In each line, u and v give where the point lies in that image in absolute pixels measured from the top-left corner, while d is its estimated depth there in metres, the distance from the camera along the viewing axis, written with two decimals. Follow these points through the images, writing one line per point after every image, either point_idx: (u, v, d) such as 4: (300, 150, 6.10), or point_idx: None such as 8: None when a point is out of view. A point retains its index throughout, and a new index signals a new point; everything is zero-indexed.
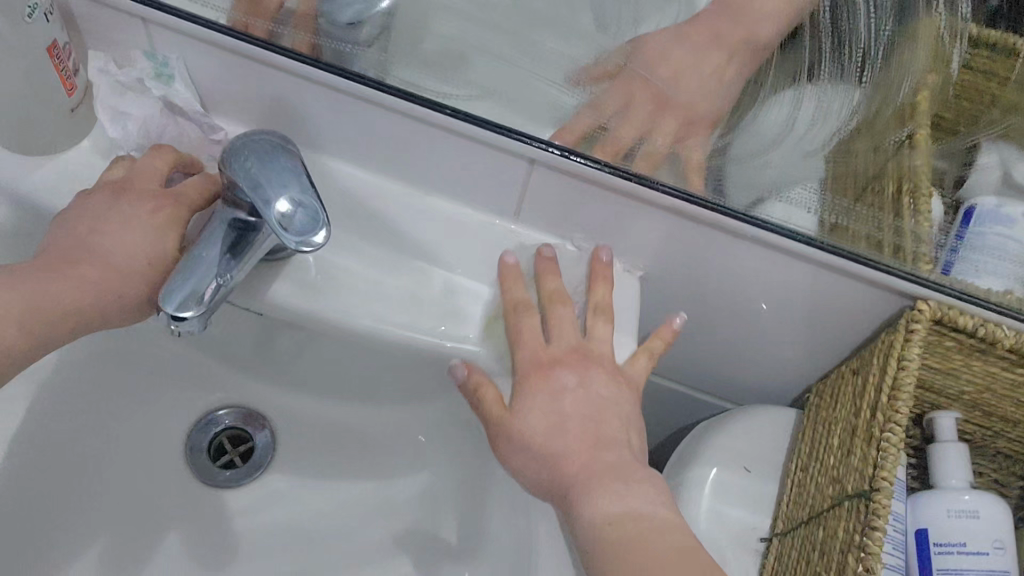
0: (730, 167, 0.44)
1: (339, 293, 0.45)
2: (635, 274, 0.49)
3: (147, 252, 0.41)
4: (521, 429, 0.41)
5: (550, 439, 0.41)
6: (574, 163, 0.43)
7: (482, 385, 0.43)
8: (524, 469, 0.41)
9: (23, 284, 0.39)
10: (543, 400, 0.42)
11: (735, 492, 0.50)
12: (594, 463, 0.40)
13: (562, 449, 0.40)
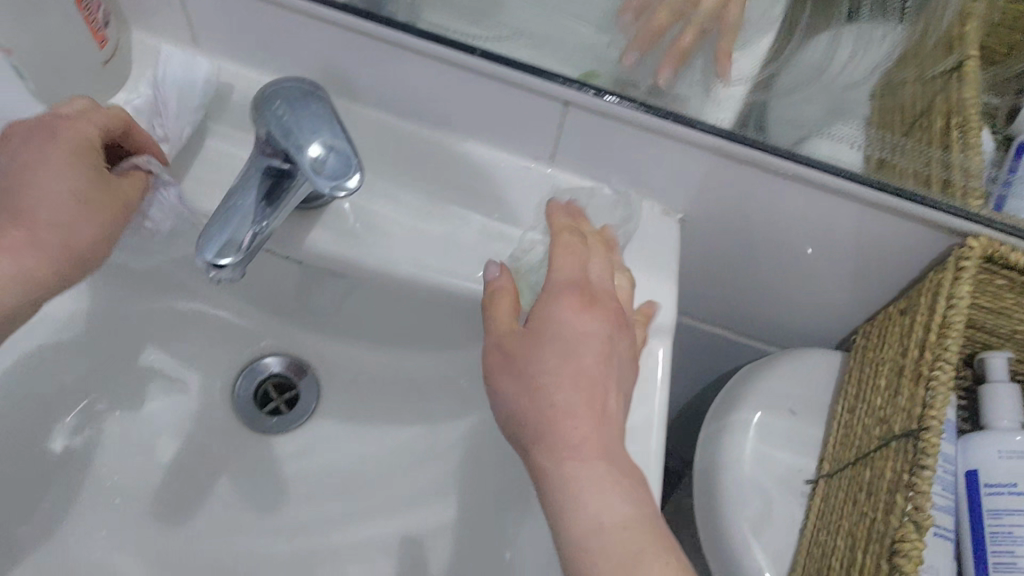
0: (769, 103, 0.44)
1: (378, 241, 0.45)
2: (674, 217, 0.49)
3: (68, 189, 0.38)
4: (523, 356, 0.37)
5: (543, 378, 0.36)
6: (609, 103, 0.42)
7: (492, 301, 0.40)
8: (510, 392, 0.36)
9: None
10: (560, 332, 0.37)
11: (779, 434, 0.50)
12: (580, 423, 0.35)
13: (560, 399, 0.35)
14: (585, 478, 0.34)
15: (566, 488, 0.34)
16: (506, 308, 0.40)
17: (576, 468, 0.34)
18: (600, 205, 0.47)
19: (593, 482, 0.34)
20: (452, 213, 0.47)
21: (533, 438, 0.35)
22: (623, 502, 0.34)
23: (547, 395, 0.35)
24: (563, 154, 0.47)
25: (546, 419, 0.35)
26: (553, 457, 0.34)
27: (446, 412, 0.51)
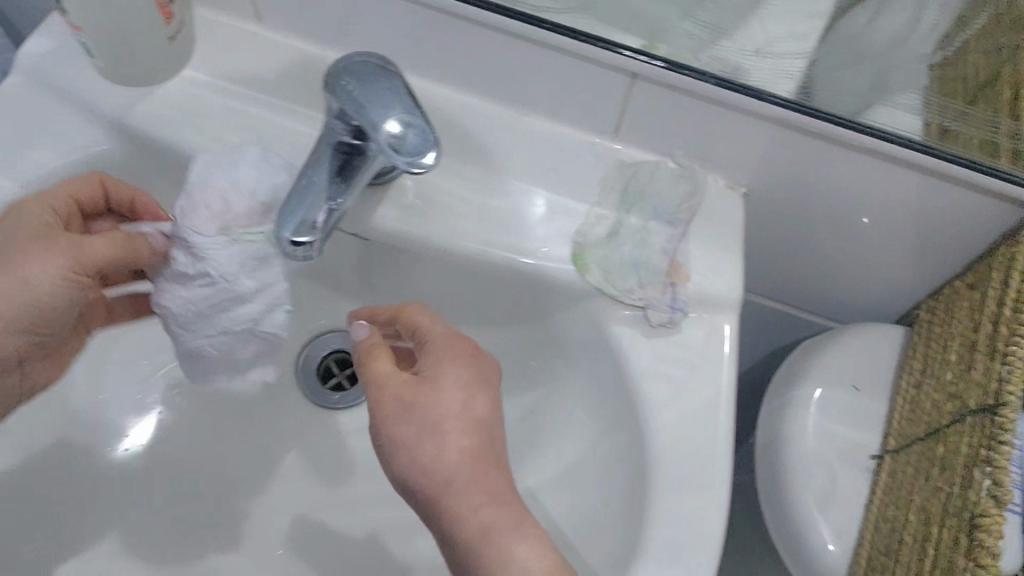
0: (825, 73, 0.44)
1: (441, 217, 0.46)
2: (737, 191, 0.48)
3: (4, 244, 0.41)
4: (424, 407, 0.37)
5: (436, 437, 0.36)
6: (680, 78, 0.42)
7: (372, 350, 0.39)
8: (403, 446, 0.37)
9: None
10: (439, 393, 0.38)
11: (841, 410, 0.50)
12: (463, 488, 0.36)
13: (449, 462, 0.36)
14: (484, 541, 0.35)
15: (476, 549, 0.35)
16: (381, 365, 0.39)
17: (476, 530, 0.35)
18: (664, 178, 0.47)
19: (498, 541, 0.35)
20: (516, 188, 0.47)
21: (435, 501, 0.36)
22: (532, 559, 0.35)
23: (436, 461, 0.36)
24: (628, 126, 0.46)
25: (438, 489, 0.36)
26: (455, 523, 0.36)
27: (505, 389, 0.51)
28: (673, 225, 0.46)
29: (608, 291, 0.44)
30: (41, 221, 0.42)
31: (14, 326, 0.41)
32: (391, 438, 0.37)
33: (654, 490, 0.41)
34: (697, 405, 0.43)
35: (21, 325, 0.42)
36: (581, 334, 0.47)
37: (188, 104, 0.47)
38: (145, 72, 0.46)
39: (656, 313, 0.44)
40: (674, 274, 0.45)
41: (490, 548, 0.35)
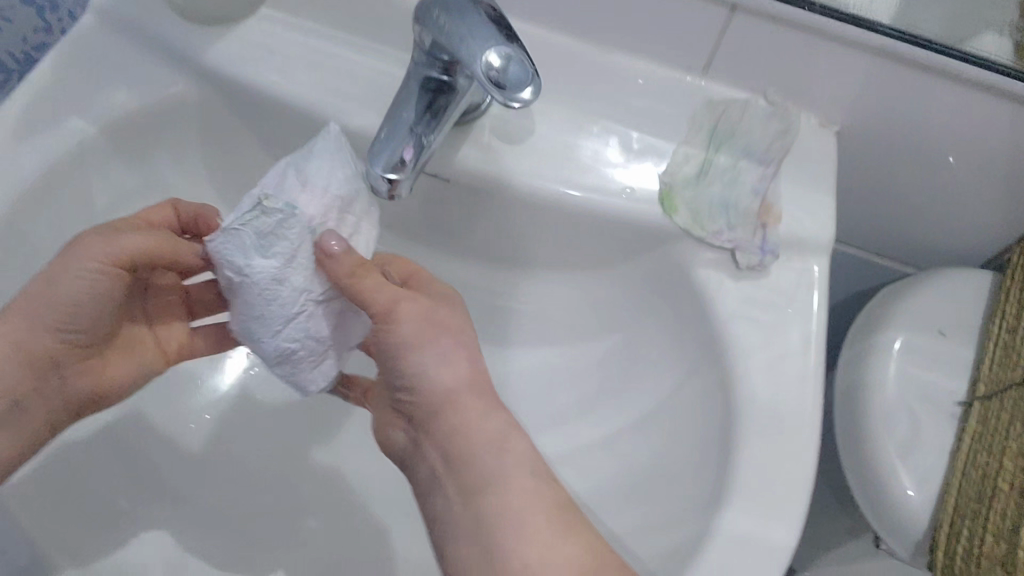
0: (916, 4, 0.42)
1: (524, 157, 0.45)
2: (828, 129, 0.47)
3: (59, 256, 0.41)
4: (444, 337, 0.40)
5: (442, 348, 0.39)
6: (776, 6, 0.40)
7: (361, 270, 0.37)
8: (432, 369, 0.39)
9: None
10: (448, 312, 0.41)
11: (925, 356, 0.48)
12: (469, 399, 0.39)
13: (454, 374, 0.39)
14: (491, 446, 0.38)
15: (486, 451, 0.38)
16: (374, 285, 0.38)
17: (480, 436, 0.38)
18: (752, 117, 0.46)
19: (505, 445, 0.38)
20: (601, 128, 0.46)
21: (443, 410, 0.39)
22: (536, 469, 0.37)
23: (445, 370, 0.39)
24: (717, 63, 0.45)
25: (449, 396, 0.39)
26: (462, 437, 0.38)
27: (578, 342, 0.50)
28: (765, 164, 0.45)
29: (696, 233, 0.44)
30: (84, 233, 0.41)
31: (47, 326, 0.40)
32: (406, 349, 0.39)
33: (743, 437, 0.39)
34: (786, 351, 0.41)
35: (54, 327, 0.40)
36: (664, 277, 0.46)
37: (264, 44, 0.46)
38: (224, 9, 0.46)
39: (745, 255, 0.43)
40: (765, 215, 0.44)
41: (500, 451, 0.38)
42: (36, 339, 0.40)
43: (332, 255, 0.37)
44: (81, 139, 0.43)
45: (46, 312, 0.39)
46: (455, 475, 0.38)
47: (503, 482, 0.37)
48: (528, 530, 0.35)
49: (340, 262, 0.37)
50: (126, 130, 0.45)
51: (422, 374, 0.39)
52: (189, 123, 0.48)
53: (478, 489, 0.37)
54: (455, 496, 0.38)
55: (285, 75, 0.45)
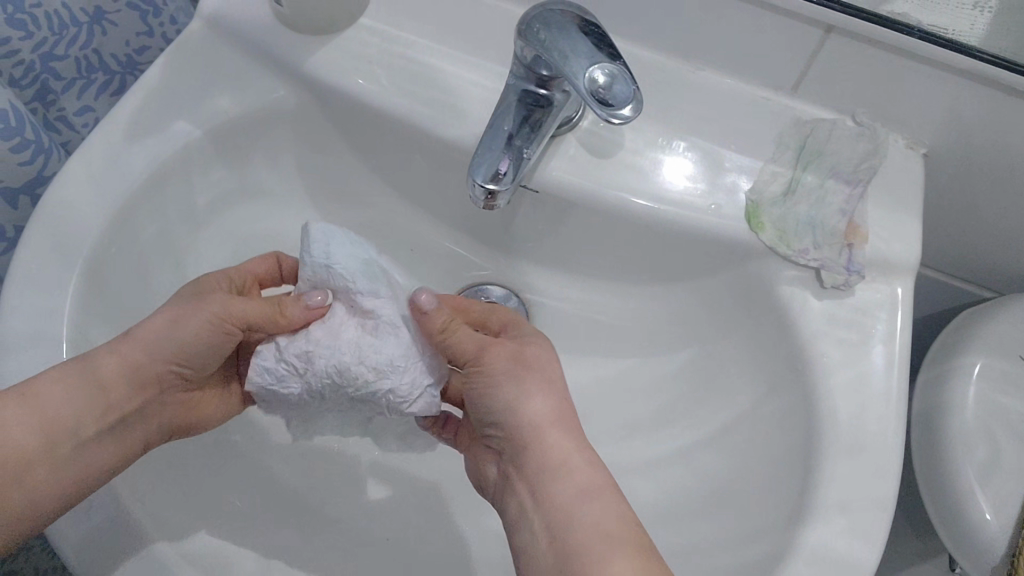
0: None
1: (612, 170, 0.46)
2: (918, 152, 0.47)
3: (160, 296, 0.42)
4: (536, 376, 0.41)
5: (532, 390, 0.40)
6: (874, 28, 0.41)
7: (452, 326, 0.41)
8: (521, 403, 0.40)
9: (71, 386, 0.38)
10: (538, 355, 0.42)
11: (1009, 381, 0.48)
12: (553, 435, 0.39)
13: (541, 413, 0.39)
14: (583, 482, 0.37)
15: (573, 487, 0.37)
16: (467, 336, 0.41)
17: (566, 471, 0.38)
18: (841, 136, 0.46)
19: (592, 483, 0.37)
20: (686, 145, 0.47)
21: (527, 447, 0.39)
22: (618, 506, 0.36)
23: (532, 411, 0.39)
24: (808, 81, 0.46)
25: (537, 429, 0.39)
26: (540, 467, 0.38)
27: (656, 352, 0.51)
28: (851, 184, 0.45)
29: (782, 251, 0.44)
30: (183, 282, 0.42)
31: (162, 358, 0.41)
32: (498, 385, 0.40)
33: (827, 457, 0.39)
34: (869, 370, 0.42)
35: (168, 359, 0.41)
36: (745, 295, 0.46)
37: (367, 54, 0.48)
38: (331, 20, 0.47)
39: (831, 275, 0.44)
40: (852, 234, 0.44)
41: (587, 489, 0.37)
42: (148, 368, 0.40)
43: (427, 313, 0.41)
44: (186, 143, 0.45)
45: (164, 348, 0.40)
46: (539, 506, 0.37)
47: (579, 511, 0.36)
48: (602, 555, 0.34)
49: (431, 320, 0.41)
50: (228, 135, 0.47)
51: (513, 410, 0.40)
52: (288, 129, 0.50)
53: (561, 519, 0.36)
54: (539, 525, 0.37)
55: (382, 84, 0.47)
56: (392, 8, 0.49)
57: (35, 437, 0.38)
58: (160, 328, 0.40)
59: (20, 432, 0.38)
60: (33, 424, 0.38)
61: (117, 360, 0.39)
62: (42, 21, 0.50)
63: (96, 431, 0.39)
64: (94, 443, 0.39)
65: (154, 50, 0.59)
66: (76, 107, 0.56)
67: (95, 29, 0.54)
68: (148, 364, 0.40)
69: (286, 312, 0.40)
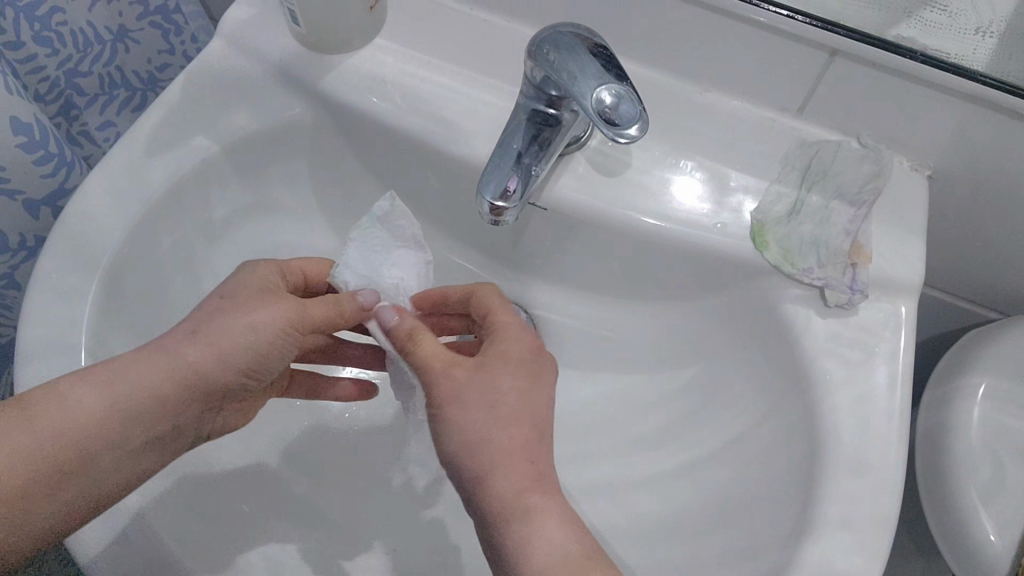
0: None
1: (619, 188, 0.47)
2: (922, 174, 0.48)
3: (225, 287, 0.41)
4: (480, 404, 0.37)
5: (475, 434, 0.37)
6: (880, 52, 0.41)
7: (414, 333, 0.40)
8: (466, 438, 0.37)
9: (124, 383, 0.38)
10: (487, 381, 0.38)
11: (1013, 403, 0.48)
12: (502, 475, 0.36)
13: (484, 456, 0.36)
14: (523, 532, 0.34)
15: (515, 544, 0.34)
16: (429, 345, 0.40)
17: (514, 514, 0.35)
18: (846, 158, 0.47)
19: (538, 527, 0.34)
20: (694, 165, 0.48)
21: (475, 488, 0.36)
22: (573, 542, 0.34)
23: (475, 453, 0.37)
24: (814, 104, 0.47)
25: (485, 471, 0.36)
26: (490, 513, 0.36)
27: (661, 368, 0.52)
28: (856, 207, 0.46)
29: (787, 270, 0.45)
30: (259, 285, 0.42)
31: (233, 368, 0.40)
32: (442, 424, 0.38)
33: (831, 474, 0.40)
34: (873, 388, 0.42)
35: (233, 370, 0.40)
36: (750, 314, 0.47)
37: (381, 73, 0.49)
38: (347, 39, 0.49)
39: (834, 293, 0.44)
40: (856, 254, 0.45)
41: (529, 535, 0.34)
42: (205, 381, 0.40)
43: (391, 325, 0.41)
44: (204, 158, 0.46)
45: (225, 358, 0.40)
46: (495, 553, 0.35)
47: (531, 556, 0.34)
48: None
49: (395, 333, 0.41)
50: (245, 152, 0.48)
51: (460, 453, 0.37)
52: (303, 145, 0.51)
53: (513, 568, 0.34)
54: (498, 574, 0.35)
55: (396, 102, 0.48)
56: (406, 29, 0.51)
57: (81, 437, 0.37)
58: (233, 332, 0.40)
59: (66, 433, 0.36)
60: (79, 424, 0.37)
61: (174, 368, 0.39)
62: (67, 38, 0.51)
63: (140, 442, 0.39)
64: (137, 454, 0.39)
65: (175, 67, 0.60)
66: (98, 122, 0.58)
67: (118, 47, 0.56)
68: (214, 373, 0.40)
69: (347, 312, 0.42)
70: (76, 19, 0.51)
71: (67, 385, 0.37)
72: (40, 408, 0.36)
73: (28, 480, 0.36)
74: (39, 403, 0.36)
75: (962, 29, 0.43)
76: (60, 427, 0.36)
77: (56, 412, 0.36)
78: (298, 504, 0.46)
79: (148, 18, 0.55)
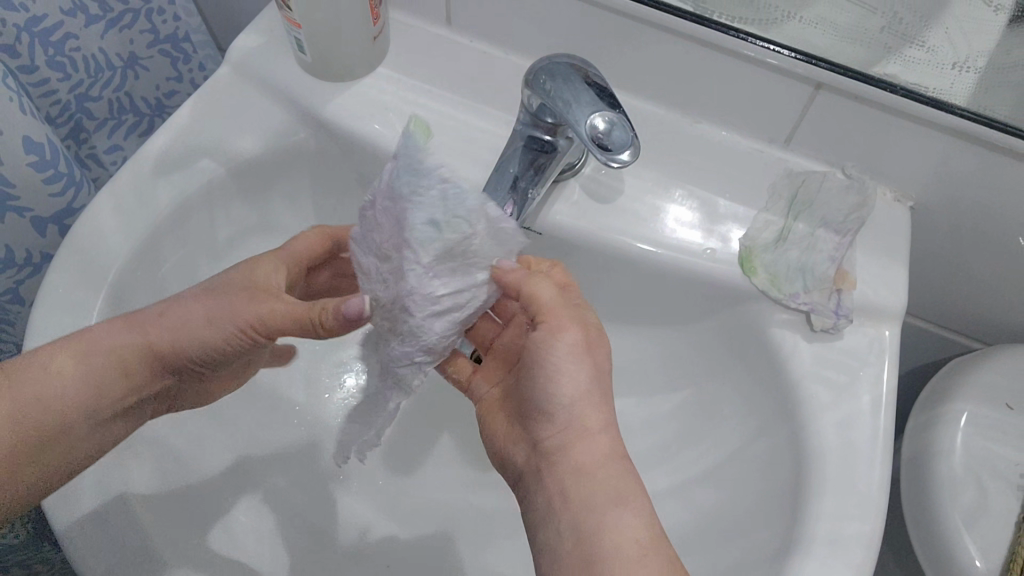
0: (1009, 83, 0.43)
1: (611, 215, 0.48)
2: (906, 205, 0.49)
3: (211, 280, 0.44)
4: (591, 367, 0.41)
5: (589, 390, 0.40)
6: (860, 86, 0.43)
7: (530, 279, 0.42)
8: (576, 396, 0.40)
9: (94, 360, 0.40)
10: (599, 346, 0.42)
11: (995, 429, 0.49)
12: (603, 443, 0.39)
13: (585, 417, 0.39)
14: (609, 494, 0.37)
15: (604, 499, 0.37)
16: (542, 293, 0.42)
17: (606, 479, 0.38)
18: (832, 189, 0.49)
19: (626, 486, 0.38)
20: (683, 193, 0.49)
21: (573, 445, 0.39)
22: (650, 514, 0.37)
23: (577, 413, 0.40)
24: (800, 136, 0.49)
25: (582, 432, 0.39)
26: (583, 469, 0.38)
27: (652, 391, 0.53)
28: (841, 234, 0.47)
29: (774, 295, 0.46)
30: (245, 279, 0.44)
31: (194, 352, 0.42)
32: (550, 373, 0.40)
33: (816, 497, 0.40)
34: (856, 411, 0.43)
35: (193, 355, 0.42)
36: (737, 337, 0.48)
37: (382, 100, 0.51)
38: (350, 67, 0.51)
39: (820, 318, 0.45)
40: (840, 281, 0.46)
41: (621, 493, 0.37)
42: (166, 358, 0.42)
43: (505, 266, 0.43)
44: (209, 179, 0.48)
45: (184, 341, 0.42)
46: (566, 506, 0.38)
47: (617, 514, 0.37)
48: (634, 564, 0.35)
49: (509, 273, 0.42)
50: (250, 175, 0.50)
51: (566, 406, 0.40)
52: (306, 170, 0.53)
53: (592, 523, 0.36)
54: (566, 523, 0.37)
55: (396, 129, 0.50)
56: (408, 59, 0.53)
57: (54, 404, 0.40)
58: (202, 322, 0.42)
59: (43, 394, 0.40)
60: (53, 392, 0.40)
61: (139, 348, 0.41)
62: (80, 64, 0.54)
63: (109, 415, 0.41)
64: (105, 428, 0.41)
65: (182, 94, 0.63)
66: (106, 146, 0.60)
67: (129, 73, 0.58)
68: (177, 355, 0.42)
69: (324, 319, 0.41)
70: (89, 44, 0.53)
71: (44, 355, 0.40)
72: (20, 375, 0.40)
73: (11, 447, 0.39)
74: (20, 374, 0.40)
75: (940, 64, 0.44)
76: (39, 393, 0.40)
77: (32, 379, 0.40)
78: (293, 520, 0.47)
79: (158, 47, 0.58)
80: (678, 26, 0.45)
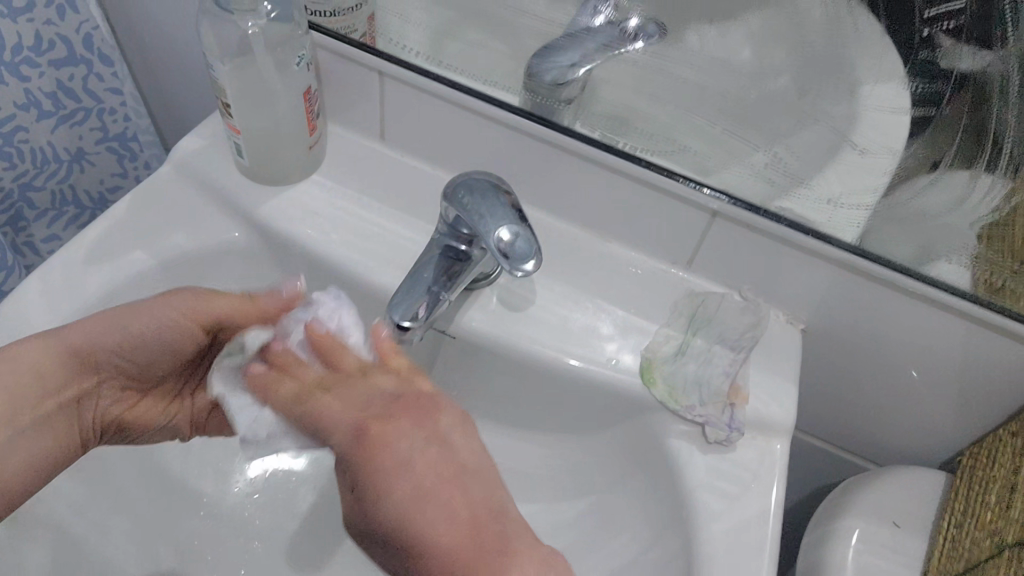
0: (886, 221, 0.47)
1: (522, 323, 0.51)
2: (798, 328, 0.53)
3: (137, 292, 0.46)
4: (375, 466, 0.40)
5: (381, 492, 0.39)
6: (751, 216, 0.47)
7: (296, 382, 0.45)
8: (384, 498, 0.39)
9: (11, 367, 0.42)
10: (376, 446, 0.40)
11: (887, 547, 0.51)
12: (433, 525, 0.38)
13: (414, 474, 0.39)
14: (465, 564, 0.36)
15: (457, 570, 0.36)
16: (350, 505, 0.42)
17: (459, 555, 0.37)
18: (729, 309, 0.52)
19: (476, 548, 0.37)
20: (594, 305, 0.52)
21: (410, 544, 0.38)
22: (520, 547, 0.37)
23: (400, 483, 0.39)
24: (701, 258, 0.52)
25: (409, 528, 0.38)
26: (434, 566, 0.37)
27: (557, 497, 0.54)
28: (735, 351, 0.51)
29: (671, 406, 0.48)
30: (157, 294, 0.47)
31: (107, 350, 0.46)
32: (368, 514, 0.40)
33: None
34: (742, 518, 0.45)
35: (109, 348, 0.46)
36: (637, 447, 0.50)
37: (315, 203, 0.54)
38: (284, 169, 0.53)
39: (714, 430, 0.48)
40: (734, 395, 0.49)
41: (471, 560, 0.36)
42: (82, 359, 0.45)
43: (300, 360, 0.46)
44: (141, 270, 0.50)
45: (102, 339, 0.45)
46: None
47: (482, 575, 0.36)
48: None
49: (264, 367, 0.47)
50: (181, 269, 0.52)
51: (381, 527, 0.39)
52: (235, 266, 0.55)
53: None
54: None
55: (324, 232, 0.53)
56: (342, 168, 0.56)
57: None
58: (113, 323, 0.45)
59: None
60: None
61: (56, 350, 0.44)
62: (27, 155, 0.57)
63: (29, 422, 0.44)
64: (24, 435, 0.44)
65: (126, 190, 0.66)
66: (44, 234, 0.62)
67: (75, 167, 0.61)
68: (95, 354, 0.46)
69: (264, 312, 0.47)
70: (37, 138, 0.57)
71: None
72: None
73: None
74: None
75: (824, 199, 0.48)
76: None
77: None
78: None
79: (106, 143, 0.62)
80: (586, 151, 0.49)
